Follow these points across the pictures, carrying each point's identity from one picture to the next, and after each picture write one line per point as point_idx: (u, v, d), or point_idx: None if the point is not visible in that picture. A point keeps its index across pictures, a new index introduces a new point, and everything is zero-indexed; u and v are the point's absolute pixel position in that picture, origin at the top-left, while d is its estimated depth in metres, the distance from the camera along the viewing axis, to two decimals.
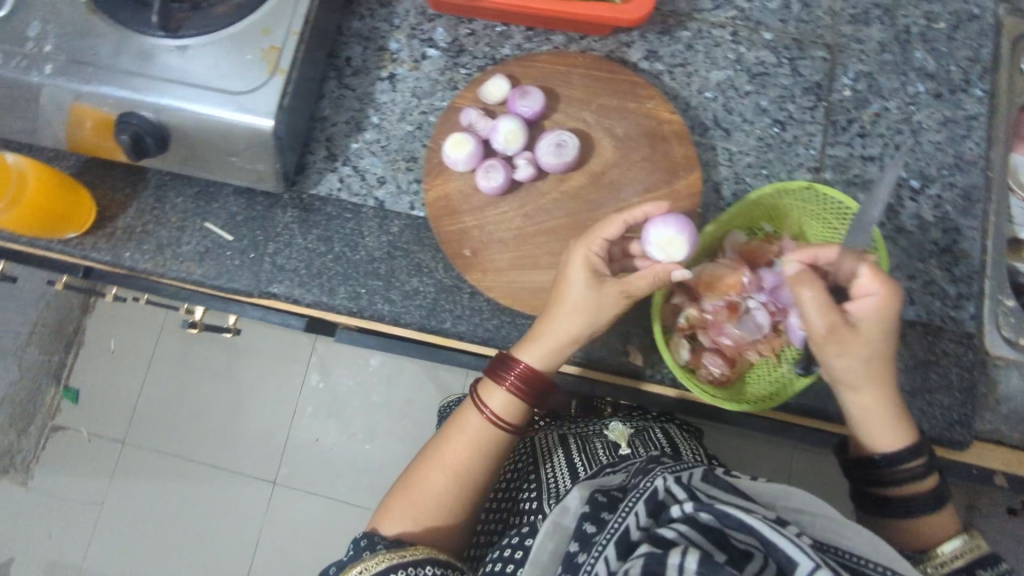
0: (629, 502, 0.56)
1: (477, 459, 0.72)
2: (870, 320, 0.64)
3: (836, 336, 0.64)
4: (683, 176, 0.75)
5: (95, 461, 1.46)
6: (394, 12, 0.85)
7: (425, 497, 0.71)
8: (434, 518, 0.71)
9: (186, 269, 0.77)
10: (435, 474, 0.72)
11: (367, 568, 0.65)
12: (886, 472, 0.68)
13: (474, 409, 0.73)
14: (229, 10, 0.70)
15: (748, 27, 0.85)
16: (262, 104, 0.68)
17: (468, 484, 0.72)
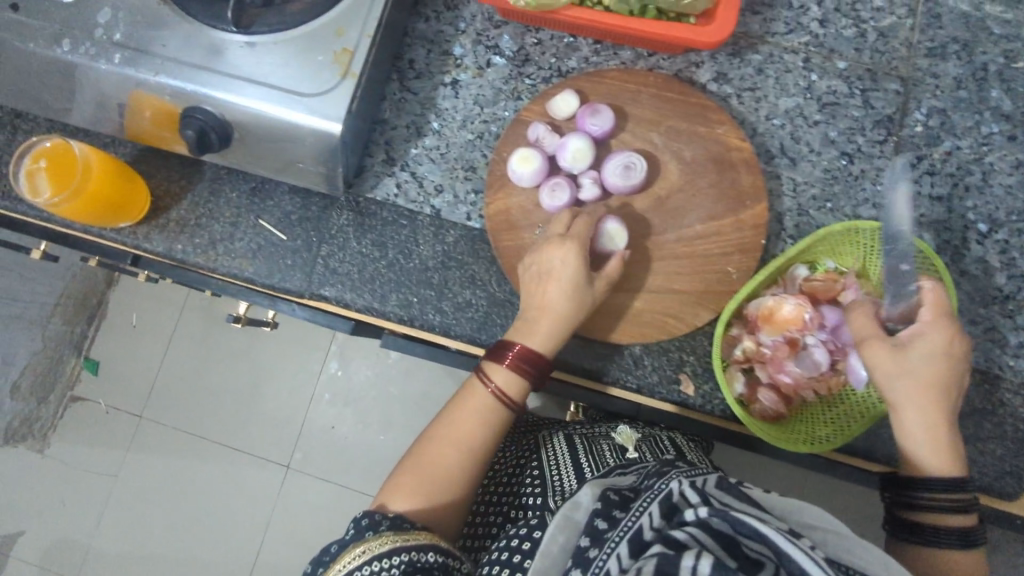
0: (643, 502, 0.54)
1: (481, 436, 0.68)
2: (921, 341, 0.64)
3: (883, 352, 0.64)
4: (750, 206, 0.73)
5: (112, 435, 1.44)
6: (460, 16, 0.83)
7: (429, 474, 0.66)
8: (436, 498, 0.65)
9: (239, 266, 0.76)
10: (440, 450, 0.67)
11: (368, 550, 0.59)
12: (929, 497, 0.64)
13: (479, 383, 0.69)
14: (303, 8, 0.69)
15: (821, 54, 0.83)
16: (332, 108, 0.66)
17: (473, 461, 0.67)
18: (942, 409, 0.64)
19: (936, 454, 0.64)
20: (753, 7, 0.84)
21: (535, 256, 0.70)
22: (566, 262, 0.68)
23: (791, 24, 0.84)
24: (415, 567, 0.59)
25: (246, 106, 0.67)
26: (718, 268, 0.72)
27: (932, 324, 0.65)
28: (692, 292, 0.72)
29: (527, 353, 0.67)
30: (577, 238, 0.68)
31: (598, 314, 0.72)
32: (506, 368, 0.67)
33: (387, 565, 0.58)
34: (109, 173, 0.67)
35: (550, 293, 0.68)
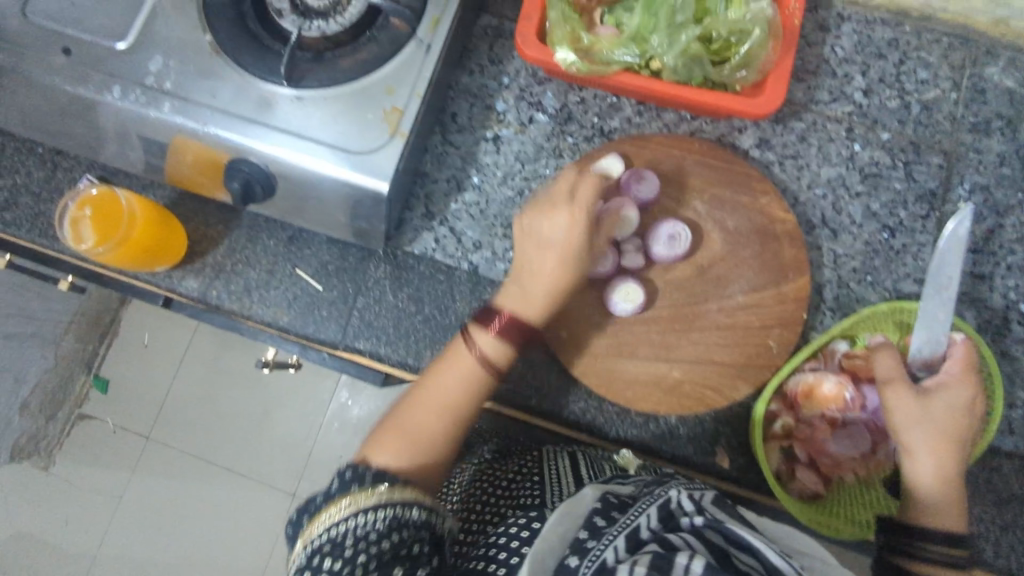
0: (642, 506, 0.53)
1: (464, 405, 0.64)
2: (943, 387, 0.64)
3: (907, 394, 0.63)
4: (792, 279, 0.72)
5: (68, 470, 1.19)
6: (504, 71, 0.84)
7: (411, 435, 0.62)
8: (421, 457, 0.61)
9: (274, 315, 0.76)
10: (422, 412, 0.63)
11: (354, 502, 0.55)
12: (923, 546, 0.59)
13: (466, 347, 0.64)
14: (354, 64, 0.69)
15: (864, 124, 0.83)
16: (380, 167, 0.66)
17: (459, 424, 0.63)
18: (956, 460, 0.61)
19: (948, 506, 0.60)
20: (798, 75, 0.85)
21: (534, 227, 0.67)
22: (566, 232, 0.65)
23: (834, 93, 0.84)
24: (399, 523, 0.55)
25: (291, 159, 0.66)
26: (759, 341, 0.71)
27: (957, 375, 0.64)
28: (732, 364, 0.70)
29: (519, 322, 0.64)
30: (580, 206, 0.65)
31: (637, 384, 0.70)
32: (493, 334, 0.64)
33: (371, 518, 0.54)
34: (155, 223, 0.68)
35: (544, 261, 0.65)
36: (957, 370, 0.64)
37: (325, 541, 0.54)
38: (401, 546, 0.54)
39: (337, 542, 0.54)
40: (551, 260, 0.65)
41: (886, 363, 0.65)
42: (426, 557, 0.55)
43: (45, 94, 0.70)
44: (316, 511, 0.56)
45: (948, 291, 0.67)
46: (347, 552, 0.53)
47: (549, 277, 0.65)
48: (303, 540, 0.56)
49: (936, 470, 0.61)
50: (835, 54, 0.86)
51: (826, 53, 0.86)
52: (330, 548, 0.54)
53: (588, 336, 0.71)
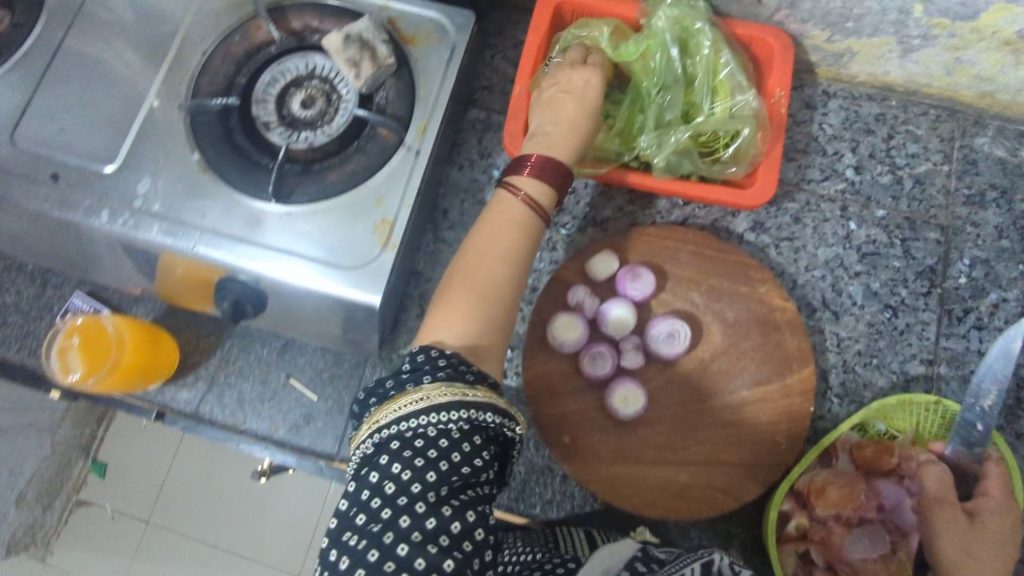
0: (685, 561, 0.56)
1: (516, 235, 0.59)
2: (990, 517, 0.61)
3: (955, 518, 0.61)
4: (796, 370, 0.71)
5: None
6: (493, 164, 0.84)
7: (471, 290, 0.57)
8: (485, 317, 0.56)
9: (269, 428, 0.75)
10: (466, 276, 0.57)
11: (428, 398, 0.50)
12: None
13: (505, 194, 0.61)
14: (342, 177, 0.69)
15: (858, 202, 0.83)
16: (372, 280, 0.65)
17: (518, 265, 0.59)
18: None
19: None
20: (788, 154, 0.85)
21: (551, 90, 0.68)
22: (583, 82, 0.67)
23: (825, 171, 0.84)
24: (473, 430, 0.50)
25: (282, 276, 0.66)
26: (766, 437, 0.69)
27: (1001, 503, 0.62)
28: (742, 464, 0.68)
29: (553, 162, 0.62)
30: (595, 66, 0.69)
31: (645, 488, 0.68)
32: (531, 175, 0.61)
33: (445, 419, 0.50)
34: (146, 347, 0.67)
35: (567, 112, 0.66)
36: (1000, 495, 0.63)
37: (393, 437, 0.50)
38: (472, 466, 0.50)
39: (408, 437, 0.49)
40: (570, 112, 0.66)
41: (934, 485, 0.63)
42: (491, 486, 0.52)
43: (34, 219, 0.69)
44: (385, 398, 0.52)
45: (987, 410, 0.67)
46: (417, 456, 0.48)
47: (575, 122, 0.65)
48: (368, 426, 0.52)
49: None
50: (823, 131, 0.86)
51: (815, 131, 0.86)
52: (399, 445, 0.49)
53: (591, 439, 0.69)
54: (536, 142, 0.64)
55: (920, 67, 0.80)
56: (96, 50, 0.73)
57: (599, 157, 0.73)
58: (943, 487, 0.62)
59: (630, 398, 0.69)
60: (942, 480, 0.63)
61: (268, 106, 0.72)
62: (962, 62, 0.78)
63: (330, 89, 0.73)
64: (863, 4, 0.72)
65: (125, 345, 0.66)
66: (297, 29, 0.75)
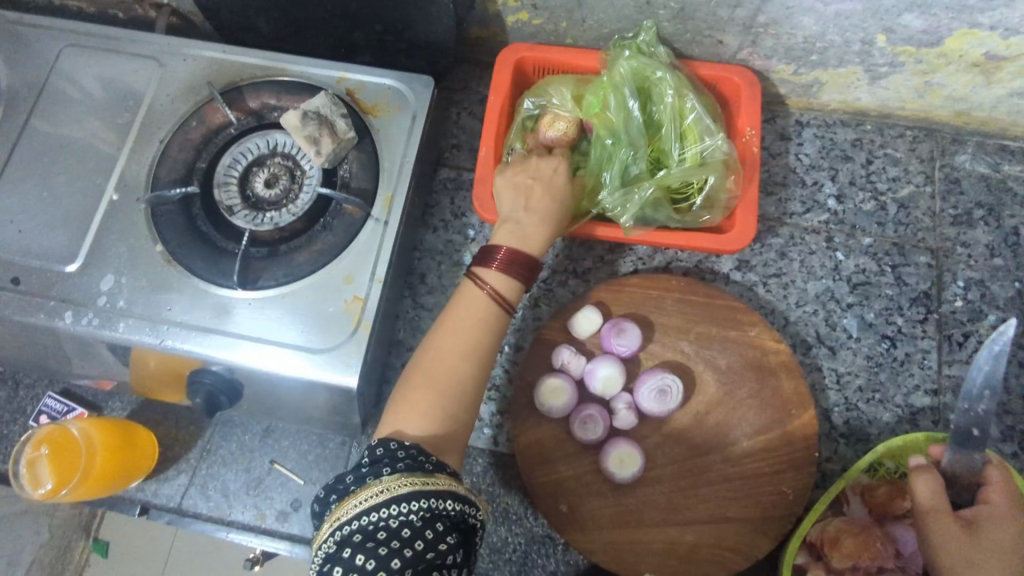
0: None
1: (480, 328, 0.59)
2: (990, 527, 0.58)
3: (953, 527, 0.58)
4: (796, 416, 0.68)
5: None
6: (468, 224, 0.83)
7: (435, 385, 0.56)
8: (448, 413, 0.56)
9: (254, 517, 0.72)
10: (430, 368, 0.57)
11: (388, 489, 0.49)
12: None
13: (472, 284, 0.61)
14: (310, 256, 0.68)
15: (843, 231, 0.81)
16: (345, 361, 0.63)
17: (483, 360, 0.59)
18: None
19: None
20: (766, 188, 0.83)
21: (523, 175, 0.67)
22: (555, 171, 0.68)
23: (807, 203, 0.82)
24: (434, 516, 0.49)
25: (253, 363, 0.63)
26: (772, 488, 0.66)
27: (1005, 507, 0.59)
28: (748, 520, 0.65)
29: (521, 256, 0.62)
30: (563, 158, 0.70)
31: (649, 554, 0.65)
32: (500, 268, 0.61)
33: (405, 510, 0.48)
34: (117, 461, 0.65)
35: (536, 199, 0.66)
36: (1003, 502, 0.60)
37: (354, 532, 0.48)
38: (437, 553, 0.48)
39: (370, 531, 0.48)
40: (540, 198, 0.66)
41: (929, 495, 0.59)
42: (461, 569, 0.50)
43: None
44: (345, 494, 0.50)
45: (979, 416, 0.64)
46: (379, 546, 0.47)
47: (545, 212, 0.65)
48: (331, 526, 0.50)
49: None
50: (800, 162, 0.84)
51: (792, 162, 0.84)
52: (361, 539, 0.48)
53: (589, 506, 0.66)
54: (509, 230, 0.64)
55: (891, 91, 0.80)
56: (67, 148, 0.74)
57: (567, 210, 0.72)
58: (937, 495, 0.59)
59: (625, 463, 0.66)
60: (936, 486, 0.60)
61: (231, 189, 0.72)
62: (932, 85, 0.77)
63: (293, 165, 0.74)
64: (825, 37, 0.72)
65: (93, 459, 0.64)
66: (256, 108, 0.76)
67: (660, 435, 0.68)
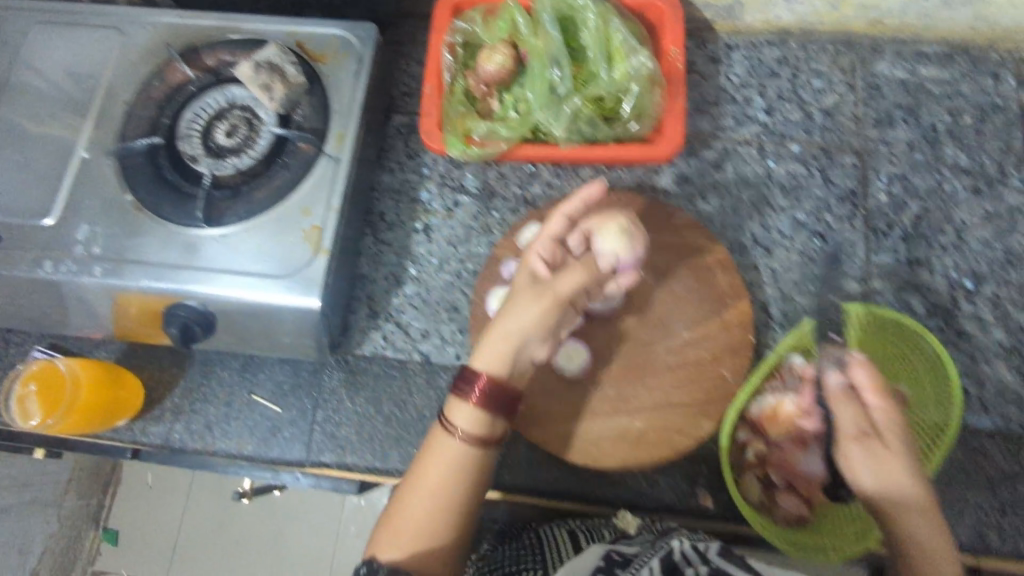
0: (643, 560, 0.57)
1: (458, 472, 0.60)
2: (893, 431, 0.60)
3: (875, 451, 0.59)
4: (731, 305, 0.74)
5: None
6: (422, 163, 0.87)
7: (418, 519, 0.59)
8: (427, 539, 0.59)
9: (237, 445, 0.77)
10: (412, 501, 0.60)
11: None
12: None
13: (449, 429, 0.61)
14: (269, 193, 0.72)
15: (774, 141, 0.86)
16: (307, 285, 0.68)
17: (466, 497, 0.60)
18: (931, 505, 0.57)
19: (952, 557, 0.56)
20: (700, 107, 0.88)
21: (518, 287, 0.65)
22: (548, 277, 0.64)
23: (738, 118, 0.87)
24: None
25: (222, 293, 0.68)
26: (712, 373, 0.72)
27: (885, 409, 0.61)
28: (692, 403, 0.71)
29: (493, 385, 0.61)
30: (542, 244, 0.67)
31: (601, 440, 0.70)
32: (473, 408, 0.60)
33: None
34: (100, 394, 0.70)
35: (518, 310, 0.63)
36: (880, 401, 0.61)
37: None
38: None
39: None
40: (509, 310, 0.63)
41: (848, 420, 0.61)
42: None
43: None
44: None
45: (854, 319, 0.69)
46: None
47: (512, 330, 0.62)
48: None
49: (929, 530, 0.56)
50: (730, 82, 0.89)
51: (723, 82, 0.89)
52: None
53: (544, 402, 0.71)
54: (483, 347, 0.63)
55: (807, 6, 0.86)
56: (36, 115, 0.78)
57: (499, 132, 0.76)
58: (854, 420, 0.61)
59: (570, 356, 0.71)
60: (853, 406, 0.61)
61: (194, 141, 0.76)
62: None
63: (251, 115, 0.77)
64: None
65: (77, 394, 0.69)
66: (211, 65, 0.80)
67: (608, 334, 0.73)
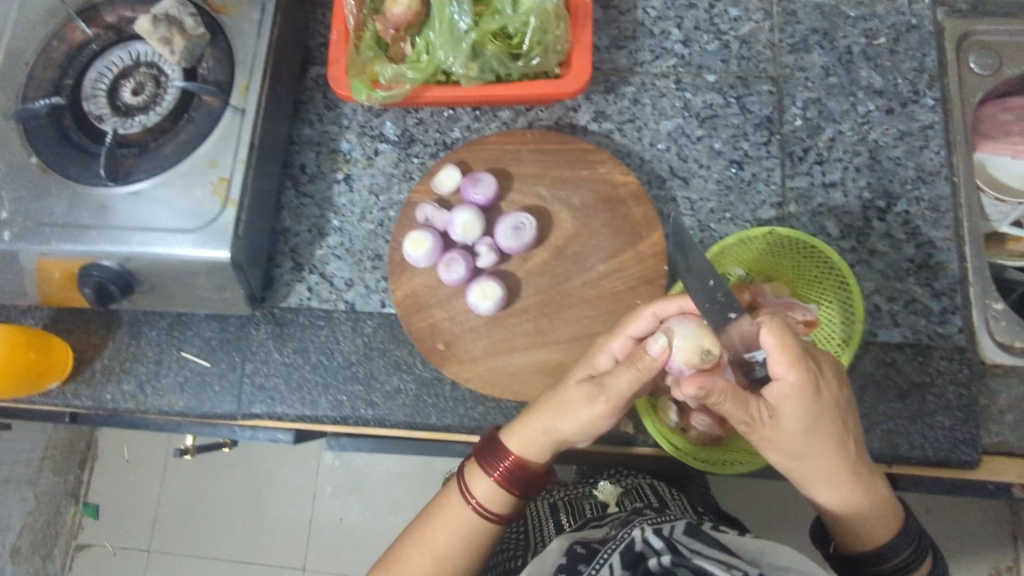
0: (606, 553, 0.56)
1: (462, 538, 0.66)
2: (790, 406, 0.57)
3: (768, 433, 0.58)
4: (646, 236, 0.74)
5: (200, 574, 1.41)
6: (342, 114, 0.86)
7: (423, 563, 0.66)
8: None
9: (168, 402, 0.78)
10: (414, 554, 0.66)
11: None
12: (876, 563, 0.64)
13: (463, 492, 0.67)
14: (176, 148, 0.72)
15: (690, 72, 0.85)
16: (218, 237, 0.68)
17: (475, 554, 0.67)
18: (842, 468, 0.60)
19: (878, 519, 0.63)
20: (617, 42, 0.87)
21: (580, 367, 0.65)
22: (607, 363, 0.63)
23: (655, 51, 0.86)
24: None
25: (134, 250, 0.69)
26: (627, 303, 0.73)
27: (787, 382, 0.56)
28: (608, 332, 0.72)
29: (517, 473, 0.65)
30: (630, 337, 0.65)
31: (520, 375, 0.72)
32: (491, 481, 0.66)
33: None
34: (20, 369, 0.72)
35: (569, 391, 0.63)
36: (778, 377, 0.56)
37: None
38: None
39: None
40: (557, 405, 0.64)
41: (736, 415, 0.57)
42: None
43: None
44: None
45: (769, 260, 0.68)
46: None
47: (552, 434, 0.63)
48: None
49: (841, 493, 0.62)
50: (648, 15, 0.88)
51: (640, 16, 0.88)
52: None
53: (464, 342, 0.73)
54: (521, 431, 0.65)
55: None
56: None
57: (400, 73, 0.75)
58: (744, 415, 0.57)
59: (485, 293, 0.72)
60: (734, 403, 0.57)
61: (101, 100, 0.75)
62: None
63: (157, 72, 0.76)
64: None
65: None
66: (114, 22, 0.78)
67: (525, 271, 0.74)
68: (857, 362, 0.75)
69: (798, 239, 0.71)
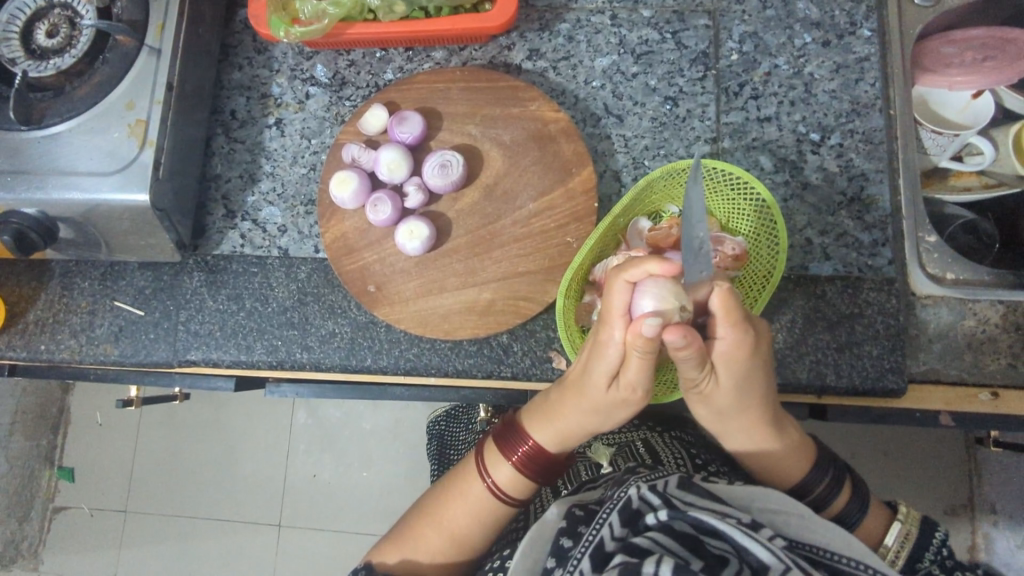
0: (603, 513, 0.54)
1: (477, 518, 0.68)
2: (729, 365, 0.57)
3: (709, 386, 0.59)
4: (576, 173, 0.74)
5: (170, 531, 1.43)
6: (272, 57, 0.83)
7: (437, 537, 0.69)
8: (441, 555, 0.69)
9: (103, 351, 0.77)
10: (429, 530, 0.69)
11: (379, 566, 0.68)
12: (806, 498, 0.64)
13: (480, 473, 0.68)
14: (90, 90, 0.71)
15: (626, 8, 0.84)
16: (136, 180, 0.68)
17: (488, 533, 0.69)
18: (759, 418, 0.62)
19: (788, 462, 0.65)
20: None
21: (595, 365, 0.60)
22: (617, 359, 0.58)
23: None
24: None
25: (50, 195, 0.68)
26: (558, 241, 0.73)
27: (725, 341, 0.56)
28: (538, 270, 0.72)
29: (537, 458, 0.66)
30: (620, 316, 0.57)
31: (452, 314, 0.72)
32: (508, 466, 0.67)
33: None
34: None
35: (595, 394, 0.61)
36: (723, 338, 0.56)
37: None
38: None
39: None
40: (580, 404, 0.62)
41: (682, 371, 0.57)
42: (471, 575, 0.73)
43: None
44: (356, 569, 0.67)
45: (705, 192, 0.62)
46: None
47: (583, 428, 0.64)
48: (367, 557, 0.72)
49: (758, 439, 0.64)
50: None
51: None
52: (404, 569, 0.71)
53: (396, 284, 0.74)
54: (536, 415, 0.67)
55: None
56: None
57: (320, 9, 0.73)
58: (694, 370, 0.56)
59: (412, 231, 0.71)
60: (696, 360, 0.55)
61: (13, 43, 0.73)
62: None
63: (72, 13, 0.73)
64: None
65: None
66: None
67: (454, 211, 0.74)
68: (787, 295, 0.76)
69: (722, 169, 0.71)
